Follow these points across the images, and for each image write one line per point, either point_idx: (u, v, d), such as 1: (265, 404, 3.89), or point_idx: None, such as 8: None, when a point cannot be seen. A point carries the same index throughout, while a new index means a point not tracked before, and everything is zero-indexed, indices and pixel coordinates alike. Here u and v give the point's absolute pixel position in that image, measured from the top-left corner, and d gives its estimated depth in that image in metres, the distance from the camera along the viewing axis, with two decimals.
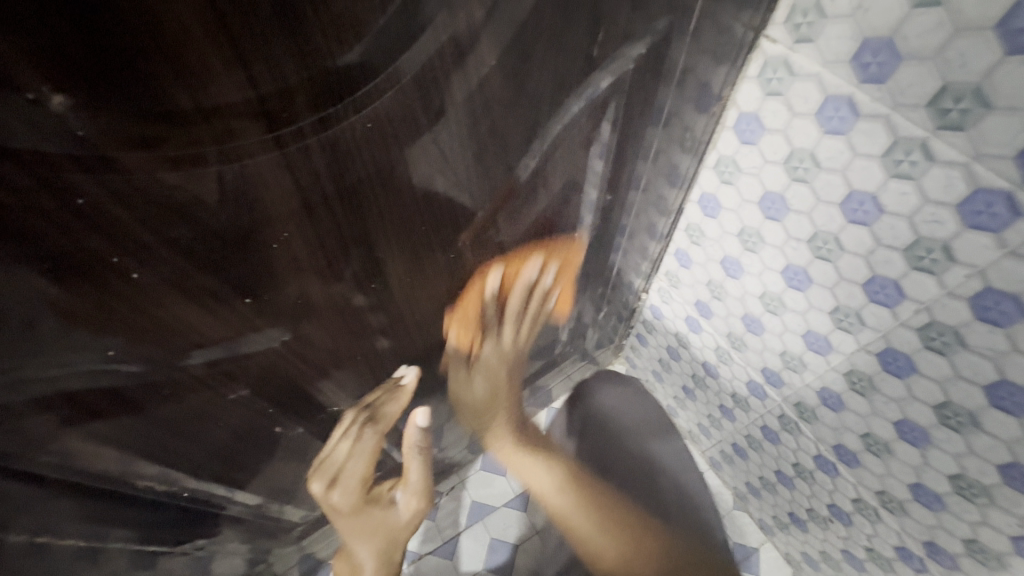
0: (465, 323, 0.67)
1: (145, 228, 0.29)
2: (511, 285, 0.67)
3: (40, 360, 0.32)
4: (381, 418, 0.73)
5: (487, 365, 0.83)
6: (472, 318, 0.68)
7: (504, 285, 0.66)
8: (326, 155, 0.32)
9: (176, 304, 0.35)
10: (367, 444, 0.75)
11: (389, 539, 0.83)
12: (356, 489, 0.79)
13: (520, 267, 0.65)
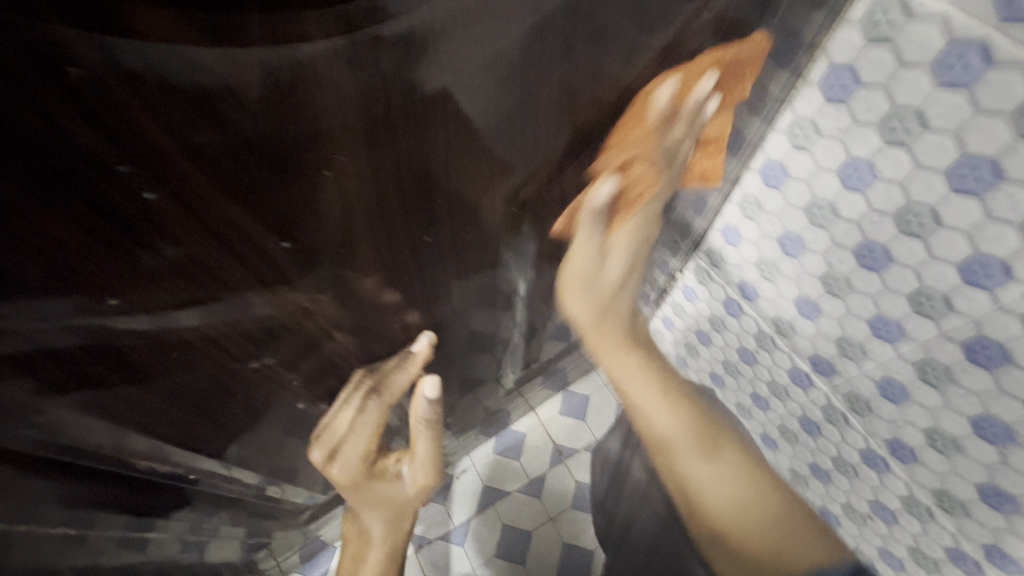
0: (664, 112, 0.45)
1: (162, 130, 0.21)
2: (696, 86, 0.46)
3: (19, 309, 0.24)
4: (387, 390, 0.59)
5: (640, 216, 0.57)
6: (668, 124, 0.47)
7: (678, 105, 0.46)
8: (401, 51, 0.25)
9: (196, 241, 0.27)
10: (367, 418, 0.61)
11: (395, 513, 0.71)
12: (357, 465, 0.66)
13: (687, 108, 0.47)
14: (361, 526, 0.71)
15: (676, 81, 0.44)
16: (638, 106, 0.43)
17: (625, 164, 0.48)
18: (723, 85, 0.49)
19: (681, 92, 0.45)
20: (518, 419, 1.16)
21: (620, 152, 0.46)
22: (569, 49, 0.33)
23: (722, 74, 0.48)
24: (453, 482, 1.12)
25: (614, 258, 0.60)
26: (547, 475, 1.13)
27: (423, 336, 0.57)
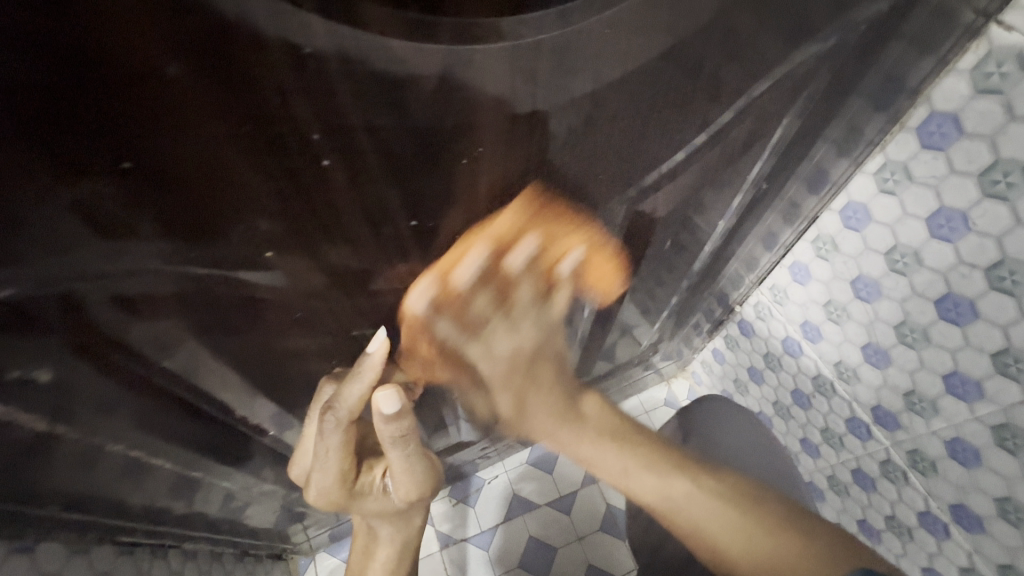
0: (506, 279, 0.44)
1: (358, 108, 0.24)
2: (555, 245, 0.46)
3: (210, 248, 0.28)
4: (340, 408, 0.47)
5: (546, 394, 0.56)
6: (531, 272, 0.46)
7: (529, 272, 0.46)
8: (552, 58, 0.27)
9: (352, 212, 0.31)
10: (335, 442, 0.54)
11: (400, 517, 0.67)
12: (340, 492, 0.60)
13: (529, 260, 0.44)
14: (370, 532, 0.70)
15: (516, 217, 0.39)
16: (494, 253, 0.41)
17: (476, 278, 0.42)
18: (545, 254, 0.45)
19: (500, 254, 0.41)
20: None
21: (447, 308, 0.44)
22: (690, 73, 0.34)
23: (544, 247, 0.44)
24: (486, 486, 1.14)
25: (501, 343, 0.50)
26: (579, 492, 1.12)
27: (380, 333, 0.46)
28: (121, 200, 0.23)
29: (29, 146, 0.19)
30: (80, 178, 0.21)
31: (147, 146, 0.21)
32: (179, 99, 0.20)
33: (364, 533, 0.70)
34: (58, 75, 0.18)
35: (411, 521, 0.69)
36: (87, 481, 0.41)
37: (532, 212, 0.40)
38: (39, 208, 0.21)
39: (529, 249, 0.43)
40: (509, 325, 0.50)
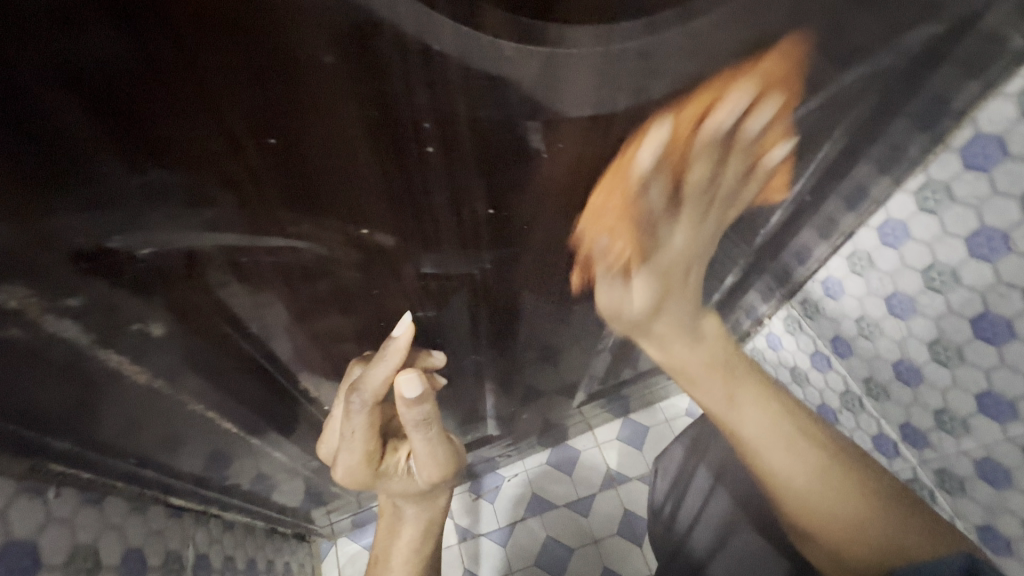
0: (690, 181, 0.41)
1: (464, 100, 0.27)
2: (698, 126, 0.36)
3: (313, 221, 0.31)
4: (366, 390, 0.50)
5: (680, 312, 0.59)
6: (715, 149, 0.39)
7: (727, 155, 0.41)
8: (634, 65, 0.30)
9: (438, 195, 0.33)
10: (360, 424, 0.56)
11: (425, 499, 0.69)
12: (365, 473, 0.61)
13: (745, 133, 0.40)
14: (395, 513, 0.72)
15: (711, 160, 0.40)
16: (676, 143, 0.37)
17: (672, 146, 0.37)
18: (763, 83, 0.36)
19: (697, 154, 0.38)
20: (575, 435, 1.18)
21: (671, 158, 0.38)
22: (753, 86, 0.37)
23: (736, 130, 0.39)
24: (505, 483, 1.16)
25: (679, 238, 0.48)
26: (597, 496, 1.13)
27: (405, 317, 0.48)
28: (255, 170, 0.26)
29: (201, 119, 0.22)
30: (231, 148, 0.24)
31: (288, 122, 0.24)
32: (323, 82, 0.23)
33: (389, 515, 0.72)
34: (240, 59, 0.21)
35: (435, 503, 0.71)
36: (155, 435, 0.44)
37: (731, 84, 0.34)
38: (193, 172, 0.24)
39: (735, 105, 0.36)
40: (692, 222, 0.48)
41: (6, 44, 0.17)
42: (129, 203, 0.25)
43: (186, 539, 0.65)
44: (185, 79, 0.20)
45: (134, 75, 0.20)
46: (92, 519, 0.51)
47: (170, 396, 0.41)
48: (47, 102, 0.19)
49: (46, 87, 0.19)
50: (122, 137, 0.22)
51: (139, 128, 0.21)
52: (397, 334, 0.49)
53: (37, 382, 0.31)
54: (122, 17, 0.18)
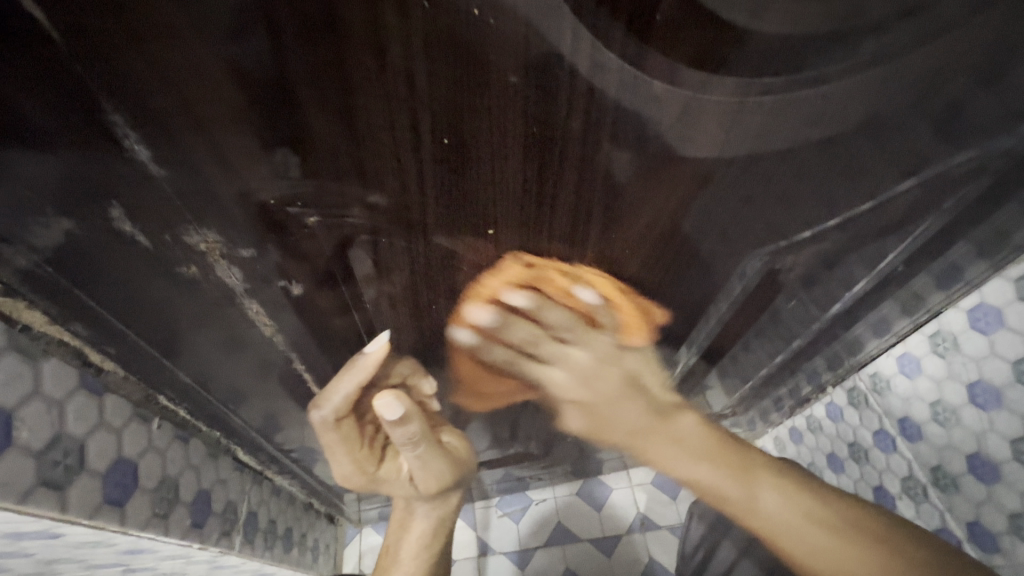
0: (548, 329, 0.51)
1: (611, 127, 0.30)
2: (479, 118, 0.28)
3: (454, 217, 0.35)
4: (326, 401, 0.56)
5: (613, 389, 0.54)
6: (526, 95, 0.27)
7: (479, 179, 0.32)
8: (766, 116, 0.32)
9: (562, 209, 0.37)
10: (337, 437, 0.62)
11: (438, 498, 0.70)
12: (362, 477, 0.66)
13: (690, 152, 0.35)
14: (407, 507, 0.73)
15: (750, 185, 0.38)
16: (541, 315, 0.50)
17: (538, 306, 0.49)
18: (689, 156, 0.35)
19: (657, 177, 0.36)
20: (608, 472, 1.17)
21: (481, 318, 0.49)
22: (873, 151, 0.38)
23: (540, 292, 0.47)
24: (532, 506, 1.16)
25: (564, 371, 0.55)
26: (624, 538, 1.11)
27: (381, 336, 0.51)
28: (424, 166, 0.30)
29: (399, 118, 0.26)
30: (411, 143, 0.28)
31: (464, 129, 0.28)
32: (502, 98, 0.26)
33: (400, 510, 0.73)
34: (444, 72, 0.25)
35: (448, 500, 0.71)
36: (250, 373, 0.49)
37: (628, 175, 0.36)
38: (375, 158, 0.28)
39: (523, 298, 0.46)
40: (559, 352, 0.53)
41: (282, 39, 0.21)
42: (317, 176, 0.29)
43: (243, 493, 0.70)
44: (398, 82, 0.24)
45: (363, 72, 0.24)
46: (179, 454, 0.56)
47: (275, 344, 0.46)
48: (294, 88, 0.24)
49: (298, 72, 0.23)
50: (338, 124, 0.26)
51: (350, 118, 0.26)
52: (369, 351, 0.52)
53: (194, 317, 0.38)
54: (372, 28, 0.22)
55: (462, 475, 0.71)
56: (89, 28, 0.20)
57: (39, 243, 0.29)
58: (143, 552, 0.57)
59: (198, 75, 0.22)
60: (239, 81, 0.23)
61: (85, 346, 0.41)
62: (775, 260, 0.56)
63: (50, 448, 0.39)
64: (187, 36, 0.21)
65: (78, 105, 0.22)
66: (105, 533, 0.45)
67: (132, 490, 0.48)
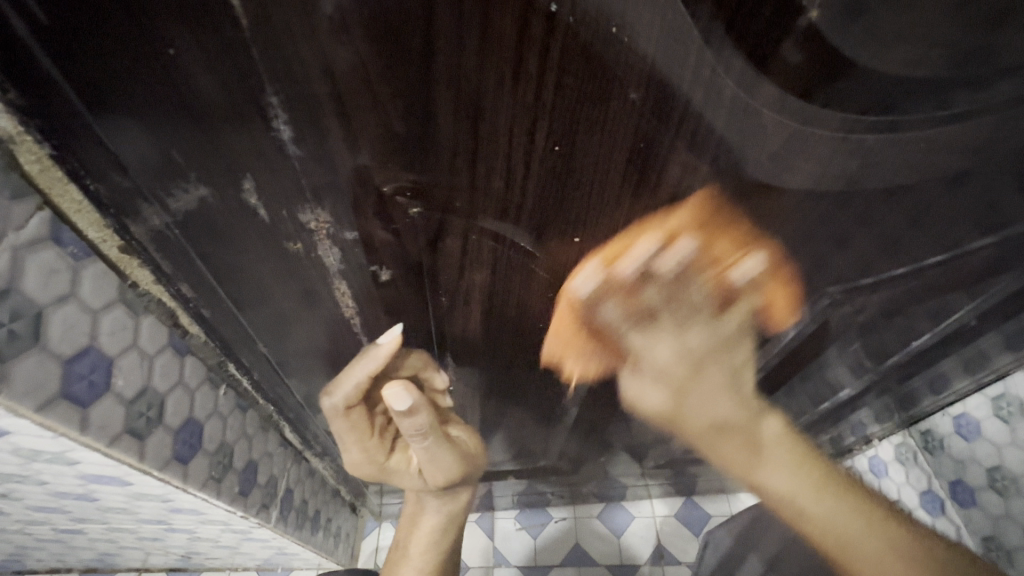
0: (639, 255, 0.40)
1: (714, 150, 0.32)
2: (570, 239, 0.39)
3: (547, 221, 0.37)
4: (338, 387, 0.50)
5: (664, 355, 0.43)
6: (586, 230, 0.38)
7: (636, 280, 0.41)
8: (862, 154, 0.33)
9: (649, 224, 0.38)
10: (347, 425, 0.55)
11: (450, 494, 0.63)
12: (372, 468, 0.58)
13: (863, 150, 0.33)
14: (417, 501, 0.65)
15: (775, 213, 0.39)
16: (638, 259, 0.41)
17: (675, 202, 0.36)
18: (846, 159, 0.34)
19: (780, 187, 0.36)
20: (631, 498, 1.16)
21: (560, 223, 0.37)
22: (961, 197, 0.39)
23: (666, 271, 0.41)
24: (551, 522, 1.15)
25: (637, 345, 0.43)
26: (641, 568, 1.08)
27: (395, 327, 0.47)
28: (533, 171, 0.32)
29: (521, 125, 0.28)
30: (525, 146, 0.30)
31: (574, 140, 0.30)
32: (618, 112, 0.28)
33: (411, 505, 0.66)
34: (570, 86, 0.26)
35: (459, 497, 0.64)
36: (318, 348, 0.52)
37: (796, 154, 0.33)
38: (490, 158, 0.30)
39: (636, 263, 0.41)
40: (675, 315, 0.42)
41: (438, 43, 0.24)
42: (435, 170, 0.31)
43: (283, 470, 0.72)
44: (528, 90, 0.26)
45: (499, 80, 0.26)
46: (237, 423, 0.58)
47: (348, 325, 0.48)
48: (434, 88, 0.26)
49: (441, 74, 0.25)
50: (465, 125, 0.28)
51: (478, 120, 0.28)
52: (381, 343, 0.47)
53: (287, 285, 0.40)
54: (518, 42, 0.24)
55: (477, 470, 0.63)
56: (273, 20, 0.22)
57: (172, 205, 0.32)
58: (192, 512, 0.60)
59: (356, 69, 0.25)
60: (389, 78, 0.25)
61: (178, 308, 0.44)
62: (834, 309, 0.55)
63: (138, 399, 0.42)
64: (354, 36, 0.23)
65: (246, 87, 0.25)
66: (168, 486, 0.48)
67: (196, 450, 0.51)
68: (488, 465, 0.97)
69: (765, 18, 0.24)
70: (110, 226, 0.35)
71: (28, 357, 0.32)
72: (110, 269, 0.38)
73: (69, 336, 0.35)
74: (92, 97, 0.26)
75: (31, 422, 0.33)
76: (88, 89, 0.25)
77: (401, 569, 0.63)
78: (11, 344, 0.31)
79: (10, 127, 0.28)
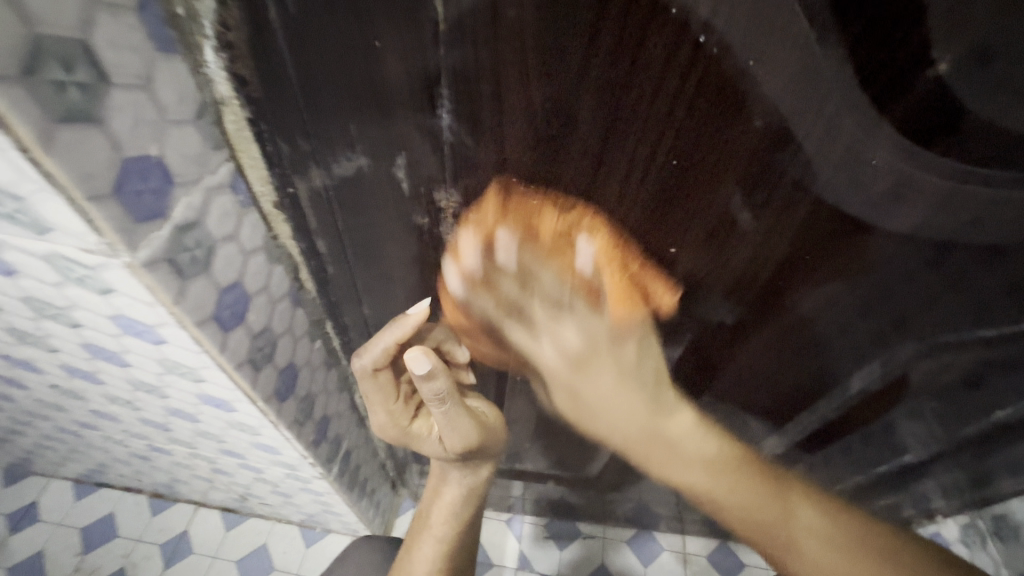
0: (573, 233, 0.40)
1: (821, 183, 0.34)
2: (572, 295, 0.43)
3: (649, 230, 0.40)
4: (368, 355, 0.51)
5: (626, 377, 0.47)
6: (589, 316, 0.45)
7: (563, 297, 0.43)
8: (971, 205, 0.34)
9: (744, 247, 0.41)
10: (374, 388, 0.56)
11: (470, 463, 0.63)
12: (396, 432, 0.59)
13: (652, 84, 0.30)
14: (441, 473, 0.66)
15: (881, 249, 0.40)
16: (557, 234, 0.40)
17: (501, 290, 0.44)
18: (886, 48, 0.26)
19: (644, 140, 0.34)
20: (663, 529, 1.14)
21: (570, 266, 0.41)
22: None
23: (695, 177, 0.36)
24: (579, 539, 1.15)
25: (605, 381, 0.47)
26: None
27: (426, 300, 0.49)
28: (647, 179, 0.36)
29: (646, 136, 0.32)
30: (647, 158, 0.34)
31: (691, 156, 0.33)
32: (735, 138, 0.32)
33: (435, 475, 0.66)
34: (697, 107, 0.30)
35: (480, 470, 0.64)
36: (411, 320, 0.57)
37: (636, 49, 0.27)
38: (612, 162, 0.35)
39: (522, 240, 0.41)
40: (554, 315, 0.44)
41: (593, 58, 0.28)
42: (561, 166, 0.36)
43: (347, 432, 0.78)
44: (661, 109, 0.30)
45: (639, 95, 0.30)
46: (322, 377, 0.64)
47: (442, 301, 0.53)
48: (580, 95, 0.30)
49: (590, 84, 0.30)
50: (598, 129, 0.32)
51: (610, 127, 0.32)
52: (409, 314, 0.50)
53: (402, 249, 0.46)
54: (662, 64, 0.28)
55: (495, 445, 0.62)
56: (467, 24, 0.27)
57: (334, 169, 0.38)
58: (270, 450, 0.66)
59: (522, 72, 0.30)
60: (545, 82, 0.30)
61: (303, 265, 0.50)
62: (914, 365, 0.54)
63: (261, 335, 0.48)
64: (527, 43, 0.28)
65: (428, 78, 0.31)
66: (266, 416, 0.54)
67: (291, 393, 0.57)
68: (530, 468, 1.00)
69: (899, 64, 0.26)
70: (272, 183, 0.41)
71: (198, 280, 0.38)
72: (262, 220, 0.44)
73: (227, 270, 0.41)
74: (303, 74, 0.32)
75: (188, 334, 0.40)
76: (302, 66, 0.31)
77: (422, 536, 0.63)
78: (191, 266, 0.37)
79: (226, 92, 0.34)
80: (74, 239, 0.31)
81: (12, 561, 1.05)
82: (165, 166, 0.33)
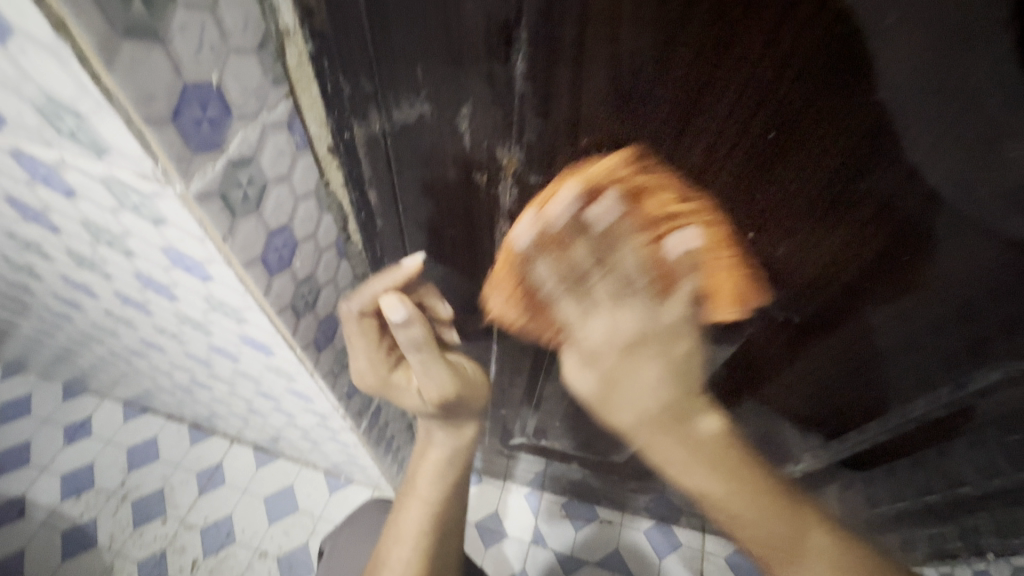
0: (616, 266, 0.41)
1: (940, 173, 0.30)
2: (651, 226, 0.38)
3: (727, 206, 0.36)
4: (356, 298, 0.51)
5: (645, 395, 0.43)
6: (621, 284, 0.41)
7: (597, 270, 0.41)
8: None
9: (832, 236, 0.37)
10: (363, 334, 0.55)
11: (453, 421, 0.63)
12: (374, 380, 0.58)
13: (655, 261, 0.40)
14: (426, 436, 0.65)
15: (995, 261, 0.35)
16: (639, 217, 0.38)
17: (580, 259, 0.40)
18: None
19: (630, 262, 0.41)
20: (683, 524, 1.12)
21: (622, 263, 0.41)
22: None
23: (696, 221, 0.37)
24: (595, 522, 1.14)
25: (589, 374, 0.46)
26: None
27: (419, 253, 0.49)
28: (735, 151, 0.32)
29: (743, 103, 0.29)
30: (741, 127, 0.30)
31: (792, 130, 0.29)
32: (848, 113, 0.28)
33: (421, 437, 0.66)
34: (810, 75, 0.26)
35: (464, 430, 0.64)
36: (455, 282, 0.55)
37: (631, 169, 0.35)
38: (698, 129, 0.31)
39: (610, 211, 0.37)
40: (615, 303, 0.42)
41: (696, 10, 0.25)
42: (639, 128, 0.32)
43: None
44: (765, 73, 0.26)
45: (743, 54, 0.26)
46: None
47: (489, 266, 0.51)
48: (674, 52, 0.27)
49: (687, 40, 0.26)
50: (687, 92, 0.29)
51: (703, 90, 0.28)
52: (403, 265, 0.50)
53: (454, 207, 0.44)
54: (777, 22, 0.24)
55: (476, 403, 0.63)
56: None
57: (394, 115, 0.36)
58: (304, 397, 0.67)
59: (611, 21, 0.26)
60: (637, 33, 0.27)
61: (351, 215, 0.49)
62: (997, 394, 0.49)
63: (305, 282, 0.48)
64: None
65: (505, 20, 0.28)
66: (304, 364, 0.54)
67: (329, 343, 0.57)
68: (555, 446, 0.99)
69: None
70: (329, 127, 0.40)
71: (249, 220, 0.37)
72: (316, 164, 0.43)
73: (277, 213, 0.40)
74: (373, 8, 0.29)
75: (235, 275, 0.39)
76: None
77: (409, 499, 0.61)
78: (243, 204, 0.36)
79: (291, 23, 0.33)
80: (130, 164, 0.30)
81: (65, 470, 1.13)
82: (224, 97, 0.32)
